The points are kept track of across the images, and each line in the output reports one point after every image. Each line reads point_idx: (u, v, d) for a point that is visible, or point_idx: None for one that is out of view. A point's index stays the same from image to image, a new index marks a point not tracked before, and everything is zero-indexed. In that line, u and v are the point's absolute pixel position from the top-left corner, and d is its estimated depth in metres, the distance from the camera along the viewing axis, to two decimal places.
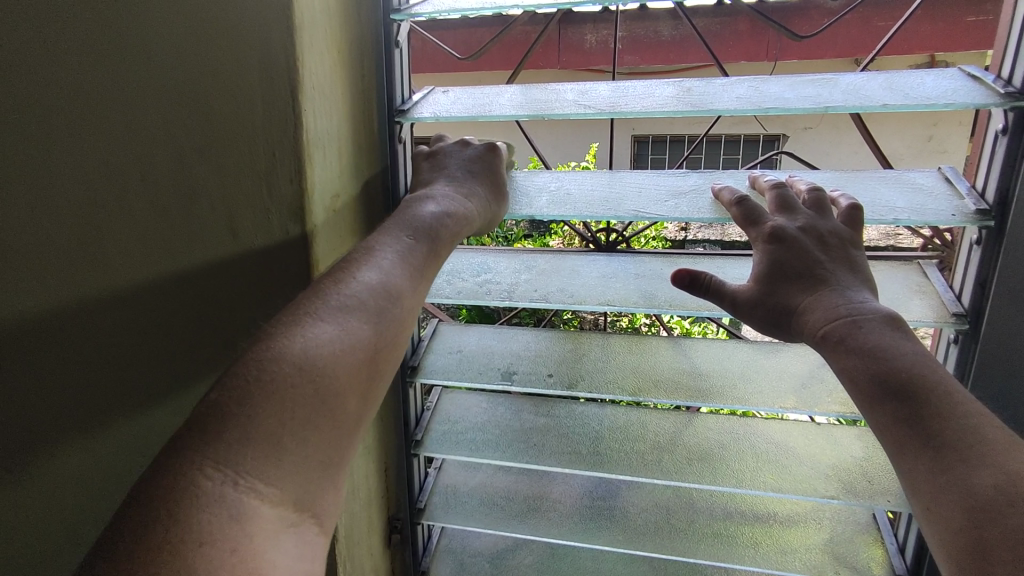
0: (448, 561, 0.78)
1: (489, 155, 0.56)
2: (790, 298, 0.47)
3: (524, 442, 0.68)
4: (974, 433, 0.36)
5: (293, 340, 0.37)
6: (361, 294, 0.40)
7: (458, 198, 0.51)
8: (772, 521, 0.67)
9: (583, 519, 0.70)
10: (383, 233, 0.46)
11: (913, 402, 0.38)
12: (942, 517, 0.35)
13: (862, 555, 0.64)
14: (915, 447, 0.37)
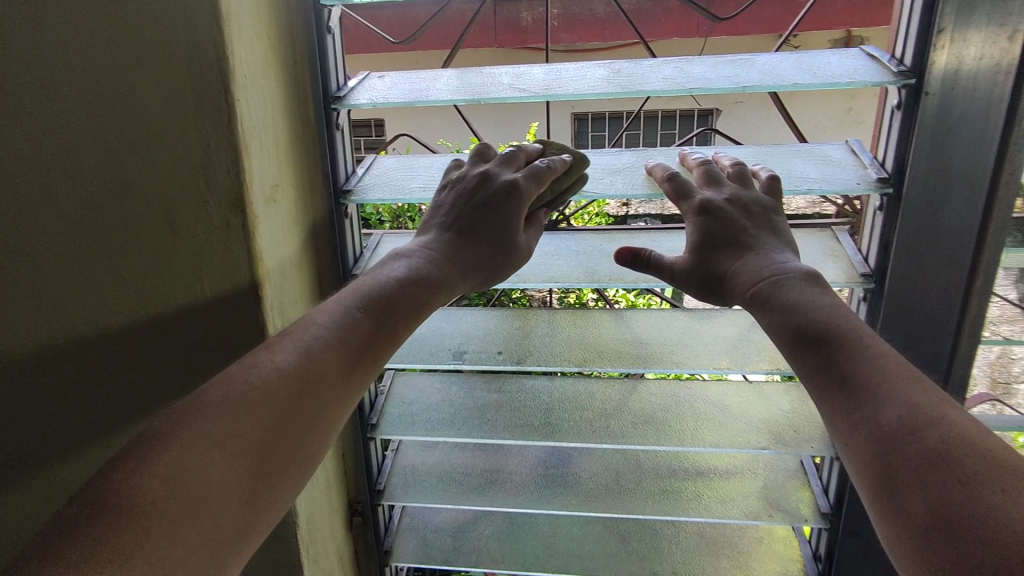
0: (410, 538, 0.80)
1: (503, 192, 0.55)
2: (719, 265, 0.51)
3: (478, 418, 0.70)
4: (878, 372, 0.40)
5: (175, 441, 0.37)
6: (267, 382, 0.42)
7: (431, 256, 0.53)
8: (713, 475, 0.72)
9: (539, 487, 0.74)
10: (336, 303, 0.48)
11: (828, 350, 0.43)
12: (857, 450, 0.39)
13: (792, 498, 0.69)
14: (833, 391, 0.41)
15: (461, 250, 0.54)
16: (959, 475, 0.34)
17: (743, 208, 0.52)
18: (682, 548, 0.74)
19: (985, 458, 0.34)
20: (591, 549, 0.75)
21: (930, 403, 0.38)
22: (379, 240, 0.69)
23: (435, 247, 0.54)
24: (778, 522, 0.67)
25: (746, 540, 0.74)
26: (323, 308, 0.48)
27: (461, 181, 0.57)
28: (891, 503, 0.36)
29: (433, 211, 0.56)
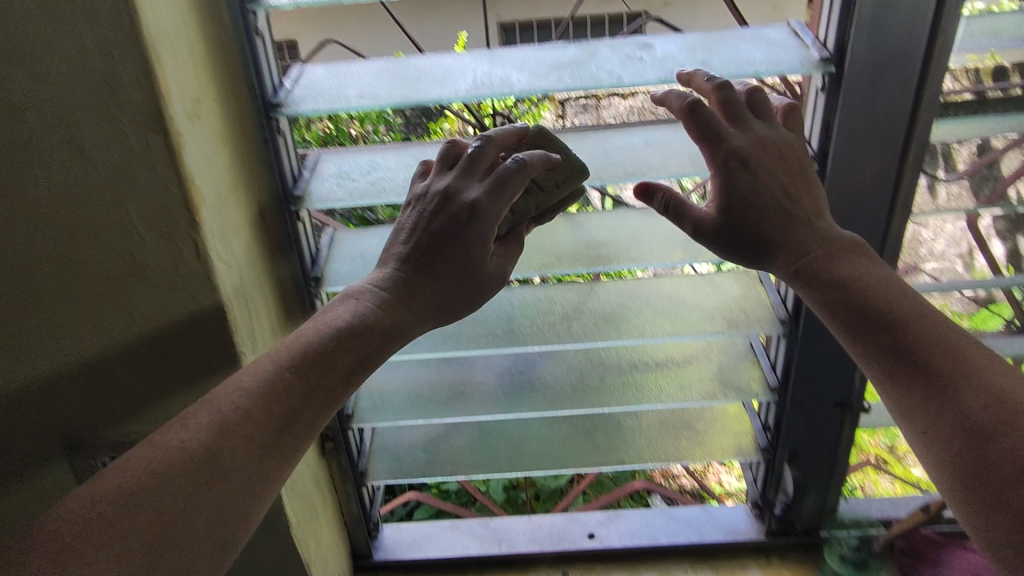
0: (384, 458, 0.81)
1: (464, 212, 0.53)
2: (749, 226, 0.55)
3: (442, 333, 0.71)
4: (927, 320, 0.48)
5: (57, 543, 0.37)
6: (174, 462, 0.42)
7: (383, 296, 0.52)
8: (670, 365, 0.75)
9: (507, 393, 0.76)
10: (263, 364, 0.48)
11: (891, 334, 0.49)
12: (939, 438, 0.45)
13: (744, 377, 0.73)
14: (908, 381, 0.47)
15: (418, 288, 0.53)
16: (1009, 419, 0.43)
17: (774, 151, 0.55)
18: (644, 435, 0.79)
19: None
20: (560, 446, 0.79)
21: (962, 344, 0.47)
22: (318, 159, 0.65)
23: (387, 283, 0.53)
24: (732, 400, 0.72)
25: (702, 421, 0.79)
26: (253, 364, 0.48)
27: (422, 200, 0.54)
28: (990, 494, 0.42)
29: (392, 239, 0.55)
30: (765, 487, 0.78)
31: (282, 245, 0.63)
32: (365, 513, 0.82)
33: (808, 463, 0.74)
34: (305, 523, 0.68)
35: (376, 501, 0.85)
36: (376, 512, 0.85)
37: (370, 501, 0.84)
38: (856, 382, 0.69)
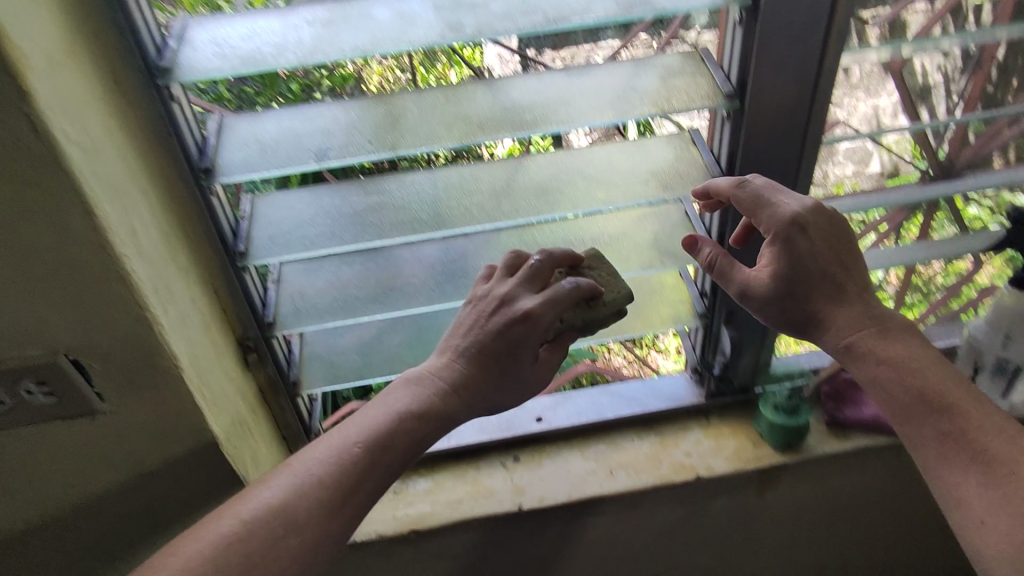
0: (316, 367, 0.76)
1: (517, 321, 0.59)
2: (774, 283, 0.64)
3: (361, 223, 0.65)
4: (844, 335, 0.62)
5: (171, 567, 0.48)
6: (254, 514, 0.51)
7: (433, 386, 0.59)
8: (607, 239, 0.73)
9: (440, 283, 0.72)
10: (329, 442, 0.56)
11: (950, 434, 0.58)
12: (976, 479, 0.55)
13: (680, 242, 0.72)
14: (953, 447, 0.57)
15: (471, 380, 0.59)
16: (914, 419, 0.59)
17: (812, 239, 0.62)
18: None
19: None
20: None
21: (875, 365, 0.61)
22: (186, 26, 0.53)
23: (447, 374, 0.59)
24: (669, 267, 0.71)
25: (642, 294, 0.78)
26: (332, 435, 0.56)
27: (478, 305, 0.62)
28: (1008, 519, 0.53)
29: (446, 339, 0.63)
30: (705, 351, 0.79)
31: (157, 127, 0.53)
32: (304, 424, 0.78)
33: (743, 322, 0.75)
34: (237, 437, 0.64)
35: (314, 412, 0.82)
36: (317, 423, 0.82)
37: (308, 413, 0.80)
38: None
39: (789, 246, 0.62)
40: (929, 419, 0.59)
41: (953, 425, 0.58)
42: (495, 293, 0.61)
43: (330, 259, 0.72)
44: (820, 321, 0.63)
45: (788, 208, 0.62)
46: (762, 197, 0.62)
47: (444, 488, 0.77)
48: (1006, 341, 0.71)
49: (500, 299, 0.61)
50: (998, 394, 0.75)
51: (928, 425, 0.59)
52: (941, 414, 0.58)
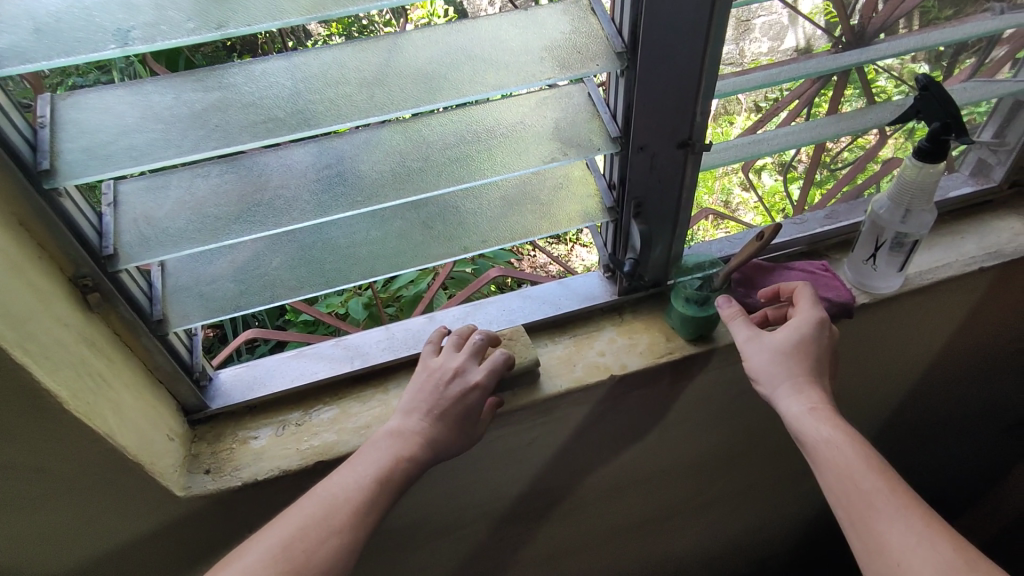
0: (184, 300, 0.66)
1: (470, 388, 0.66)
2: (802, 349, 0.68)
3: (202, 127, 0.53)
4: (811, 401, 0.64)
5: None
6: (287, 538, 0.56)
7: (406, 439, 0.63)
8: (504, 131, 0.65)
9: (317, 194, 0.62)
10: (332, 481, 0.61)
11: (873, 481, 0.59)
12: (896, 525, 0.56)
13: (584, 130, 0.65)
14: (877, 495, 0.58)
15: (439, 433, 0.64)
16: (845, 503, 0.60)
17: (829, 345, 0.70)
18: (487, 218, 0.71)
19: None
20: (394, 245, 0.69)
21: (826, 434, 0.62)
22: None
23: (420, 427, 0.64)
24: (574, 159, 0.64)
25: (547, 192, 0.72)
26: (334, 481, 0.60)
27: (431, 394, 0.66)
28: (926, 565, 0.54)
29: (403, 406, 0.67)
30: (616, 247, 0.76)
31: None
32: (182, 364, 0.69)
33: (654, 216, 0.71)
34: (87, 390, 0.55)
35: (195, 347, 0.72)
36: (201, 358, 0.73)
37: (185, 349, 0.70)
38: (697, 115, 0.63)
39: (820, 332, 0.69)
40: (863, 471, 0.60)
41: (879, 483, 0.59)
42: (451, 367, 0.68)
43: (179, 172, 0.60)
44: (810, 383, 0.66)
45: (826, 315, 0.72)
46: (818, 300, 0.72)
47: (350, 415, 0.72)
48: (906, 214, 0.71)
49: (454, 374, 0.67)
50: (894, 267, 0.76)
51: (854, 484, 0.59)
52: (867, 467, 0.60)
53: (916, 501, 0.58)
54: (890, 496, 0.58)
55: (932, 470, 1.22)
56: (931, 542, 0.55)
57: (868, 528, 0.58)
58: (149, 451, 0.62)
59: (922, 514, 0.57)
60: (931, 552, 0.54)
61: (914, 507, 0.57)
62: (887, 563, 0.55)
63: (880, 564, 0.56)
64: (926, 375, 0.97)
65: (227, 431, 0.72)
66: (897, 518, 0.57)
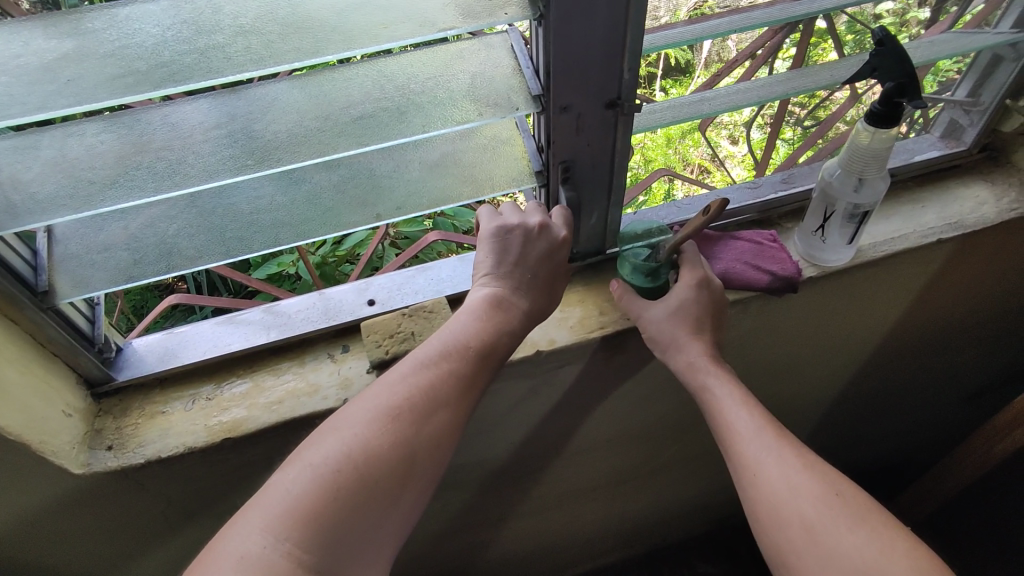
0: (73, 270, 0.61)
1: (556, 248, 0.67)
2: (669, 315, 0.68)
3: (54, 81, 0.47)
4: (692, 354, 0.67)
5: (340, 439, 0.53)
6: (407, 401, 0.56)
7: (518, 302, 0.66)
8: (417, 87, 0.58)
9: (206, 155, 0.56)
10: (433, 353, 0.60)
11: (746, 411, 0.63)
12: (759, 447, 0.60)
13: (504, 87, 0.59)
14: (745, 424, 0.62)
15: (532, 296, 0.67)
16: (719, 433, 0.64)
17: (710, 303, 0.69)
18: (405, 182, 0.65)
19: (830, 487, 0.57)
20: (302, 212, 0.64)
21: (702, 377, 0.66)
22: None
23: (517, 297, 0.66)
24: (490, 120, 0.58)
25: (471, 153, 0.66)
26: (424, 358, 0.59)
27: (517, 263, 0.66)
28: (782, 478, 0.58)
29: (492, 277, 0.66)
30: None
31: None
32: (79, 336, 0.65)
33: (584, 181, 0.67)
34: None
35: (98, 318, 0.68)
36: (104, 329, 0.69)
37: (84, 320, 0.66)
38: (625, 71, 0.57)
39: (697, 292, 0.69)
40: (732, 407, 0.64)
41: (743, 411, 0.63)
42: (533, 231, 0.66)
43: (49, 130, 0.54)
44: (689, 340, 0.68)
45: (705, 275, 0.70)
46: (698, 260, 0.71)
47: (262, 389, 0.69)
48: (859, 183, 0.66)
49: (537, 232, 0.66)
50: (844, 240, 0.72)
51: (723, 417, 0.64)
52: (739, 403, 0.64)
53: (771, 422, 0.63)
54: (751, 419, 0.63)
55: (888, 436, 1.21)
56: (781, 454, 0.60)
57: (732, 449, 0.62)
58: (39, 429, 0.59)
59: (777, 433, 0.62)
60: (780, 461, 0.59)
61: (770, 427, 0.62)
62: (747, 475, 0.60)
63: (744, 479, 0.60)
64: (882, 346, 0.94)
65: (134, 405, 0.69)
66: (754, 437, 0.61)
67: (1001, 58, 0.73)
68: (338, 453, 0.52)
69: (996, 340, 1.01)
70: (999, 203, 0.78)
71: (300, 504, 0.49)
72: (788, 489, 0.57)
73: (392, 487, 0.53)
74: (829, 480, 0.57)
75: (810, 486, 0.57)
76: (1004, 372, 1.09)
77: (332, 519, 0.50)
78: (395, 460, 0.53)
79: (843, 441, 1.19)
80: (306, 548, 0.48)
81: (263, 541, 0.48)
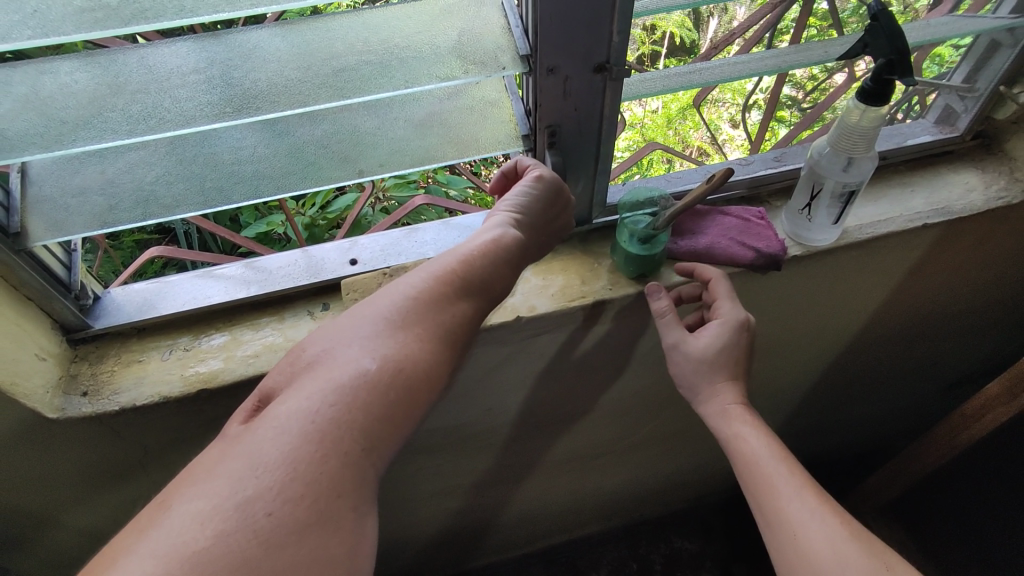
0: (46, 213, 0.60)
1: (563, 227, 0.70)
2: (703, 356, 0.68)
3: (19, 11, 0.46)
4: (725, 402, 0.68)
5: (377, 348, 0.51)
6: (450, 318, 0.55)
7: (527, 255, 0.65)
8: (401, 41, 0.57)
9: (185, 100, 0.55)
10: (481, 265, 0.59)
11: (785, 467, 0.63)
12: (801, 510, 0.60)
13: (490, 46, 0.58)
14: (785, 482, 0.62)
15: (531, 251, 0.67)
16: (754, 489, 0.64)
17: (744, 343, 0.69)
18: (389, 139, 0.64)
19: (876, 556, 0.56)
20: (283, 165, 0.63)
21: (738, 428, 0.66)
22: None
23: (526, 246, 0.65)
24: (475, 79, 0.57)
25: (459, 114, 0.65)
26: (474, 273, 0.58)
27: (548, 221, 0.67)
28: (827, 543, 0.57)
29: (528, 217, 0.65)
30: None
31: None
32: (54, 280, 0.64)
33: (570, 146, 0.67)
34: None
35: (74, 265, 0.68)
36: (81, 276, 0.68)
37: (60, 265, 0.66)
38: (615, 35, 0.56)
39: (737, 338, 0.68)
40: (771, 461, 0.64)
41: (782, 467, 0.63)
42: (569, 203, 0.69)
43: (22, 66, 0.53)
44: (721, 384, 0.68)
45: (744, 312, 0.68)
46: (731, 295, 0.69)
47: (240, 342, 0.69)
48: (847, 163, 0.66)
49: (563, 207, 0.68)
50: (830, 220, 0.72)
51: (759, 472, 0.64)
52: (777, 458, 0.64)
53: (809, 483, 0.62)
54: (791, 478, 0.62)
55: (865, 421, 1.22)
56: (822, 516, 0.59)
57: (769, 505, 0.62)
58: (10, 371, 0.59)
59: (816, 493, 0.61)
60: (822, 522, 0.59)
61: (809, 487, 0.62)
62: (786, 536, 0.59)
63: (783, 540, 0.60)
64: (866, 330, 0.94)
65: (111, 352, 0.69)
66: (795, 498, 0.61)
67: (999, 44, 0.72)
68: (423, 360, 0.52)
69: (978, 329, 1.02)
70: (987, 191, 0.78)
71: (386, 405, 0.49)
72: (830, 552, 0.57)
73: (408, 417, 0.50)
74: (873, 547, 0.57)
75: (854, 555, 0.56)
76: (983, 362, 1.10)
77: (389, 434, 0.49)
78: (417, 387, 0.51)
79: (821, 425, 1.20)
80: (332, 464, 0.44)
81: (358, 442, 0.46)
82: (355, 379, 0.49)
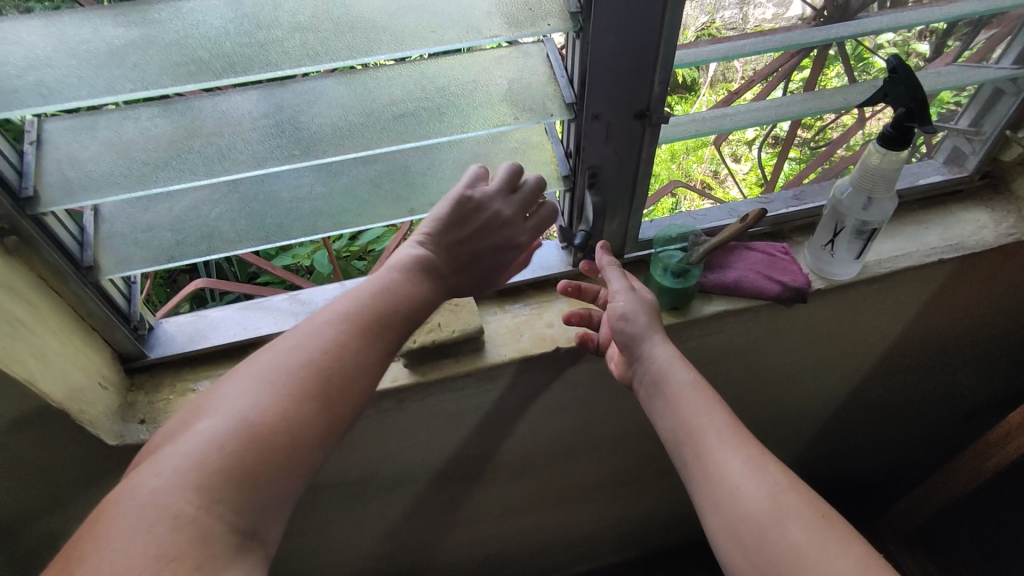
0: (117, 247, 0.64)
1: (505, 241, 0.67)
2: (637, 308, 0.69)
3: (121, 65, 0.50)
4: (661, 352, 0.66)
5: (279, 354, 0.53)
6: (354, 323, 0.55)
7: (442, 275, 0.63)
8: (456, 88, 0.62)
9: (256, 142, 0.59)
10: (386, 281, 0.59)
11: (725, 415, 0.60)
12: (739, 461, 0.56)
13: (539, 94, 0.63)
14: (726, 432, 0.59)
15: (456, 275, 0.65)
16: (686, 449, 0.60)
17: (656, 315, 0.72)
18: (439, 179, 0.68)
19: (812, 509, 0.53)
20: (339, 202, 0.67)
21: (674, 379, 0.63)
22: None
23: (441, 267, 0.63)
24: (526, 124, 0.62)
25: (504, 155, 0.69)
26: (366, 298, 0.57)
27: (468, 235, 0.64)
28: (764, 492, 0.54)
29: (437, 236, 0.62)
30: (570, 218, 0.77)
31: None
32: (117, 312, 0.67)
33: (608, 186, 0.71)
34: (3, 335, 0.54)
35: (133, 297, 0.71)
36: (140, 307, 0.71)
37: (121, 297, 0.69)
38: (656, 84, 0.61)
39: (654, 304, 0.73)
40: (709, 413, 0.60)
41: (719, 418, 0.60)
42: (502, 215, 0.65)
43: (108, 113, 0.57)
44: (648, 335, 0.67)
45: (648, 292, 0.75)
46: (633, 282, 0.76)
47: None
48: (867, 202, 0.70)
49: (492, 226, 0.65)
50: (852, 256, 0.75)
51: (694, 426, 0.60)
52: (714, 408, 0.60)
53: (748, 435, 0.59)
54: (728, 430, 0.59)
55: (879, 451, 1.24)
56: (762, 468, 0.56)
57: (706, 458, 0.58)
58: (80, 399, 0.63)
59: (756, 445, 0.58)
60: (762, 475, 0.55)
61: (749, 438, 0.58)
62: (724, 489, 0.56)
63: (719, 498, 0.56)
64: (882, 361, 0.97)
65: (166, 381, 0.72)
66: (733, 450, 0.57)
67: (1002, 92, 0.77)
68: (335, 351, 0.53)
69: (991, 361, 1.05)
70: (998, 228, 0.82)
71: (298, 398, 0.50)
72: (771, 506, 0.53)
73: (328, 404, 0.51)
74: (812, 500, 0.54)
75: (789, 506, 0.53)
76: (996, 392, 1.13)
77: (314, 425, 0.50)
78: (331, 376, 0.52)
79: (836, 454, 1.22)
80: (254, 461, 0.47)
81: (273, 435, 0.48)
82: (260, 385, 0.50)
